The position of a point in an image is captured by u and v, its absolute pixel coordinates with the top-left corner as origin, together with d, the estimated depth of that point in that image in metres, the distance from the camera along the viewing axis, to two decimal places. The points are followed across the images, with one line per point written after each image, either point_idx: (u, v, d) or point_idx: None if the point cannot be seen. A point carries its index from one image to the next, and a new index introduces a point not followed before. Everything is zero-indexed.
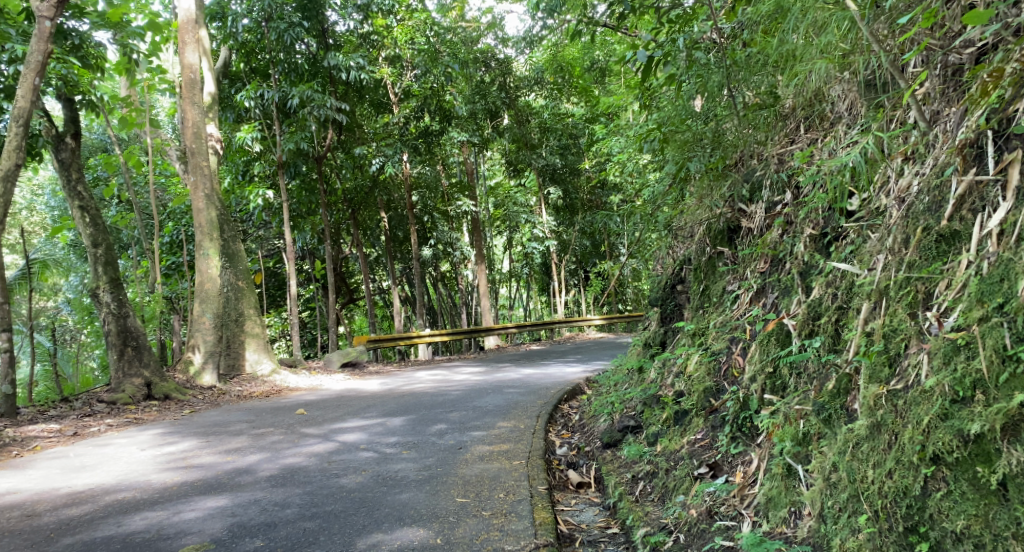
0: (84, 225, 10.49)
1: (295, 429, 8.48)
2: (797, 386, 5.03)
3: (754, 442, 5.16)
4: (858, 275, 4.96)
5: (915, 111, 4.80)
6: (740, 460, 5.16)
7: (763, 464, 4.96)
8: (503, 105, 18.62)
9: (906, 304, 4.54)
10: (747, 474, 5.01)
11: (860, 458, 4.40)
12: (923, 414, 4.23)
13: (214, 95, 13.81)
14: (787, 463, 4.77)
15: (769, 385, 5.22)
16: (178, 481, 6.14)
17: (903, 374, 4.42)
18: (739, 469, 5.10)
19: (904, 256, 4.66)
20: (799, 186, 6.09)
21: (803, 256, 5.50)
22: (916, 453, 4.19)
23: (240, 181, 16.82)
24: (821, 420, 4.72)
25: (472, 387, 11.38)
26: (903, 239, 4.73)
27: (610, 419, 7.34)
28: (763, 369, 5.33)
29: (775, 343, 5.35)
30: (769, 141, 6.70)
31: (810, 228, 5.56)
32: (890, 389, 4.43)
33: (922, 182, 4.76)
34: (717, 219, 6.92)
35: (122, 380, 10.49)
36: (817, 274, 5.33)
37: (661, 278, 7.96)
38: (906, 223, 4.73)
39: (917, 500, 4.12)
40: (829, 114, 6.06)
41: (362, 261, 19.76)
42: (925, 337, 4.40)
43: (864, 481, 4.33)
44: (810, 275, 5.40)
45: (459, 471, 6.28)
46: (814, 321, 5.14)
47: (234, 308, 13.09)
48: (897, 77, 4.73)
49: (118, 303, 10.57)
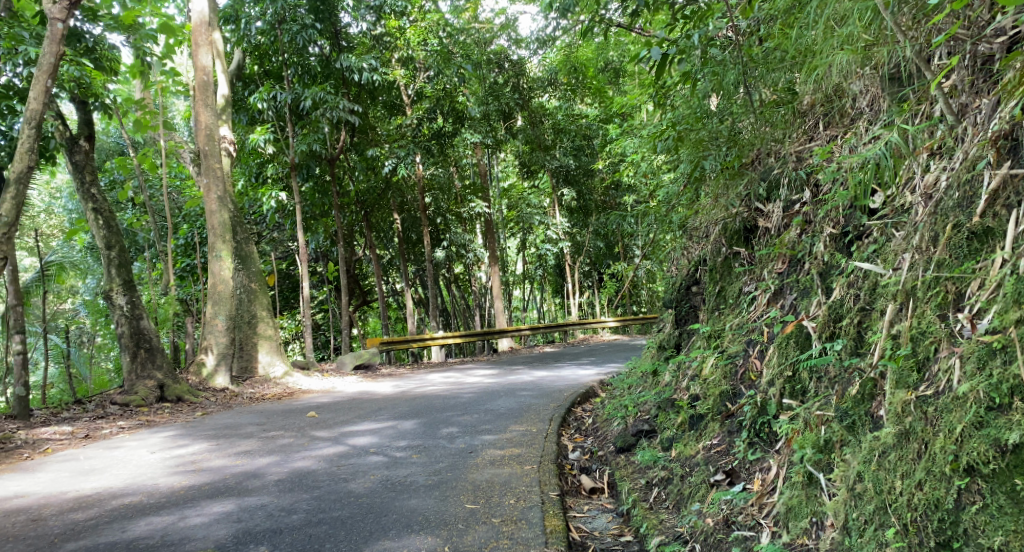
0: (98, 227, 10.41)
1: (305, 432, 8.37)
2: (818, 391, 4.87)
3: (772, 448, 5.01)
4: (881, 275, 4.80)
5: (943, 104, 4.63)
6: (757, 467, 5.01)
7: (782, 471, 4.81)
8: (517, 107, 18.57)
9: (935, 305, 4.39)
10: (765, 482, 4.85)
11: (887, 467, 4.26)
12: (956, 422, 4.09)
13: (228, 98, 13.72)
14: (808, 471, 4.62)
15: (789, 389, 5.07)
16: (185, 485, 6.04)
17: (933, 379, 4.27)
18: (757, 477, 4.94)
19: (933, 255, 4.50)
20: (818, 185, 5.94)
21: (823, 256, 5.34)
22: (948, 463, 4.05)
23: (254, 184, 16.75)
24: (844, 426, 4.57)
25: (485, 389, 11.26)
26: (931, 237, 4.56)
27: (624, 423, 7.19)
28: (782, 372, 5.17)
29: (795, 346, 5.19)
30: (787, 139, 6.54)
31: (830, 227, 5.40)
32: (919, 395, 4.28)
33: (951, 177, 4.60)
34: (733, 219, 6.76)
35: (134, 383, 10.42)
36: (838, 274, 5.17)
37: (676, 279, 7.82)
38: (935, 220, 4.57)
39: (950, 513, 3.99)
40: (850, 110, 5.90)
41: (376, 264, 19.65)
42: (957, 340, 4.25)
43: (891, 493, 4.19)
44: (830, 276, 5.24)
45: (469, 476, 6.15)
46: (835, 323, 4.98)
47: (246, 311, 13.01)
48: (923, 68, 4.54)
49: (132, 305, 10.51)
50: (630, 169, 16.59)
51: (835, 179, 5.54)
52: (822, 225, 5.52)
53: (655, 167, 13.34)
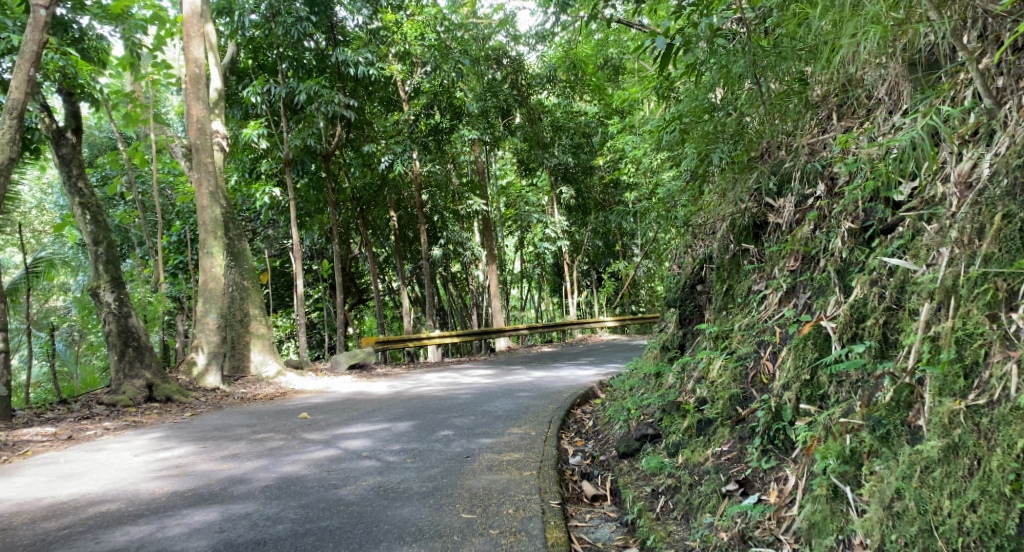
0: (84, 223, 10.08)
1: (296, 434, 8.10)
2: (843, 396, 4.60)
3: (788, 457, 4.74)
4: (913, 272, 4.55)
5: (983, 87, 4.42)
6: (773, 476, 4.75)
7: (801, 483, 4.55)
8: (515, 105, 18.27)
9: (983, 304, 4.17)
10: (784, 494, 4.59)
11: (931, 485, 4.01)
12: (1016, 436, 3.86)
13: (221, 91, 13.39)
14: (833, 483, 4.35)
15: (806, 394, 4.81)
16: (167, 492, 5.76)
17: (985, 387, 4.03)
18: (773, 488, 4.69)
19: (977, 249, 4.27)
20: (834, 177, 5.67)
21: (841, 252, 5.11)
22: (1008, 483, 3.81)
23: (248, 179, 16.40)
24: (876, 437, 4.30)
25: (482, 390, 10.98)
26: (975, 230, 4.32)
27: (626, 427, 6.91)
28: (798, 376, 4.90)
29: (812, 348, 4.91)
30: (798, 130, 6.36)
31: (848, 222, 5.15)
32: (968, 404, 4.05)
33: (997, 163, 4.37)
34: (741, 214, 6.47)
35: (122, 382, 10.11)
36: (859, 272, 4.93)
37: (679, 278, 7.54)
38: (979, 211, 4.33)
39: (1011, 540, 3.75)
40: (867, 101, 5.88)
41: (372, 262, 19.32)
42: (1012, 343, 4.03)
43: (938, 514, 3.95)
44: (849, 274, 5.00)
45: (466, 483, 5.88)
46: (858, 323, 4.72)
47: (238, 309, 12.69)
48: (963, 48, 4.32)
49: (119, 303, 10.20)
50: (631, 164, 16.31)
51: (854, 171, 5.31)
52: (840, 218, 5.26)
53: (657, 164, 13.05)
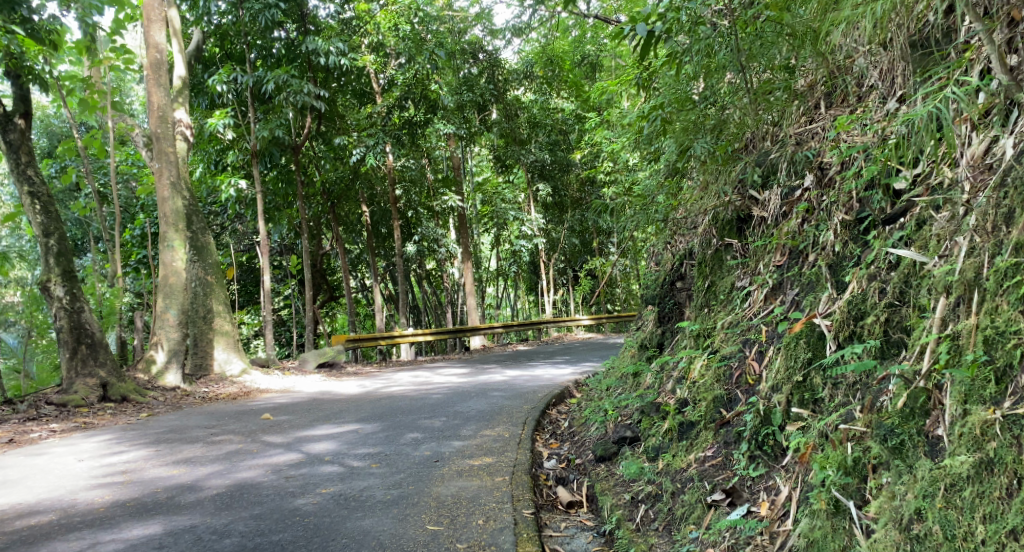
0: (34, 213, 9.66)
1: (255, 436, 7.71)
2: (841, 401, 4.32)
3: (778, 464, 4.46)
4: (925, 262, 4.25)
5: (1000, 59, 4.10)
6: (762, 485, 4.47)
7: (795, 494, 4.26)
8: (491, 100, 17.97)
9: (1015, 298, 3.82)
10: (776, 505, 4.30)
11: (958, 506, 3.68)
12: None
13: (185, 79, 12.91)
14: (833, 497, 4.05)
15: (797, 397, 4.53)
16: (106, 502, 5.38)
17: (1021, 393, 3.70)
18: (763, 498, 4.40)
19: (1005, 237, 3.94)
20: (824, 167, 5.27)
21: (834, 246, 4.83)
22: None
23: (213, 171, 15.99)
24: (887, 448, 3.99)
25: (454, 389, 10.63)
26: (1004, 215, 3.98)
27: (604, 429, 6.59)
28: (790, 378, 4.62)
29: (804, 347, 4.63)
30: (784, 120, 6.02)
31: (840, 214, 4.87)
32: (1004, 413, 3.70)
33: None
34: (724, 208, 6.17)
35: (73, 381, 9.70)
36: (852, 266, 4.66)
37: (658, 275, 7.27)
38: (1005, 195, 4.00)
39: None
40: (855, 90, 5.51)
41: (343, 258, 18.86)
42: None
43: (967, 540, 3.62)
44: (842, 268, 4.73)
45: (433, 490, 5.53)
46: (855, 322, 4.45)
47: (201, 306, 12.26)
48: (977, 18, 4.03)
49: (72, 297, 9.77)
50: (612, 161, 16.04)
51: (846, 159, 5.02)
52: (832, 210, 4.99)
53: (636, 161, 12.76)
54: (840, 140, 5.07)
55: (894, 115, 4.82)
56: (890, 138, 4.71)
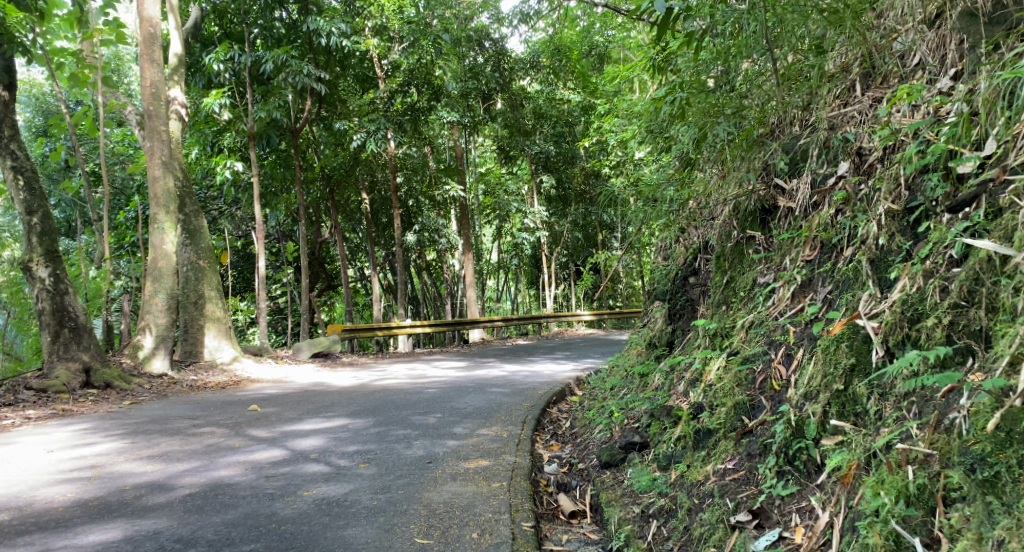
0: (17, 189, 9.23)
1: (239, 429, 7.28)
2: (894, 416, 3.88)
3: (813, 482, 4.03)
4: (1011, 255, 3.76)
5: None
6: (794, 506, 4.03)
7: (837, 521, 3.81)
8: (495, 90, 17.15)
9: None
10: (814, 533, 3.86)
11: None
12: None
13: (181, 57, 12.39)
14: (893, 532, 3.61)
15: (836, 408, 4.10)
16: (66, 503, 5.18)
17: None
18: (797, 523, 3.96)
19: None
20: (862, 154, 4.79)
21: (877, 238, 4.37)
22: None
23: (209, 153, 15.51)
24: (974, 481, 3.51)
25: (451, 383, 10.15)
26: None
27: (609, 432, 6.12)
28: (829, 386, 4.18)
29: (846, 351, 4.18)
30: (814, 102, 5.47)
31: (887, 203, 4.41)
32: None
33: None
34: (747, 197, 5.67)
35: (54, 365, 9.23)
36: (900, 262, 4.21)
37: (669, 269, 6.82)
38: None
39: None
40: (894, 72, 4.93)
41: (341, 246, 18.31)
42: None
43: None
44: (886, 264, 4.28)
45: (424, 496, 5.13)
46: (911, 324, 4.00)
47: (193, 290, 11.81)
48: None
49: (55, 279, 9.30)
50: (620, 153, 15.53)
51: (894, 142, 4.53)
52: (873, 200, 4.54)
53: (643, 155, 12.26)
54: (888, 121, 4.56)
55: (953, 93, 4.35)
56: (951, 119, 4.24)
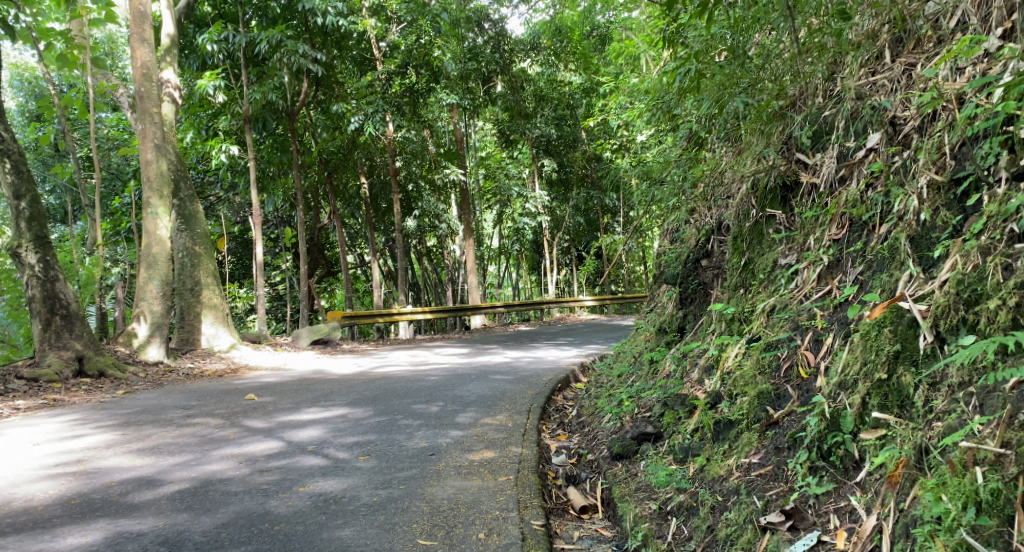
0: (3, 173, 8.90)
1: (234, 419, 7.00)
2: (947, 408, 3.59)
3: (853, 481, 3.75)
4: None
5: None
6: (832, 506, 3.75)
7: (888, 525, 3.53)
8: (496, 72, 16.72)
9: None
10: (860, 537, 3.58)
11: None
12: None
13: (174, 37, 11.99)
14: (964, 542, 3.29)
15: (877, 399, 3.82)
16: (48, 503, 4.93)
17: None
18: (838, 526, 3.68)
19: None
20: (897, 123, 4.47)
21: (919, 214, 4.08)
22: None
23: (205, 137, 15.12)
24: None
25: (452, 370, 9.84)
26: None
27: (619, 422, 5.80)
28: (869, 375, 3.89)
29: (889, 337, 3.90)
30: (839, 72, 5.09)
31: (932, 174, 4.10)
32: None
33: None
34: (766, 173, 5.29)
35: (46, 353, 8.93)
36: (950, 240, 3.91)
37: (678, 253, 6.46)
38: None
39: None
40: (931, 36, 4.55)
41: (339, 232, 17.94)
42: None
43: None
44: (933, 241, 3.98)
45: (427, 492, 4.84)
46: (969, 306, 3.69)
47: (189, 277, 11.48)
48: None
49: (45, 265, 8.98)
50: (623, 134, 15.17)
51: (935, 109, 4.22)
52: (912, 171, 4.24)
53: (648, 138, 11.89)
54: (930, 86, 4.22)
55: (1003, 53, 4.02)
56: (1005, 78, 3.90)
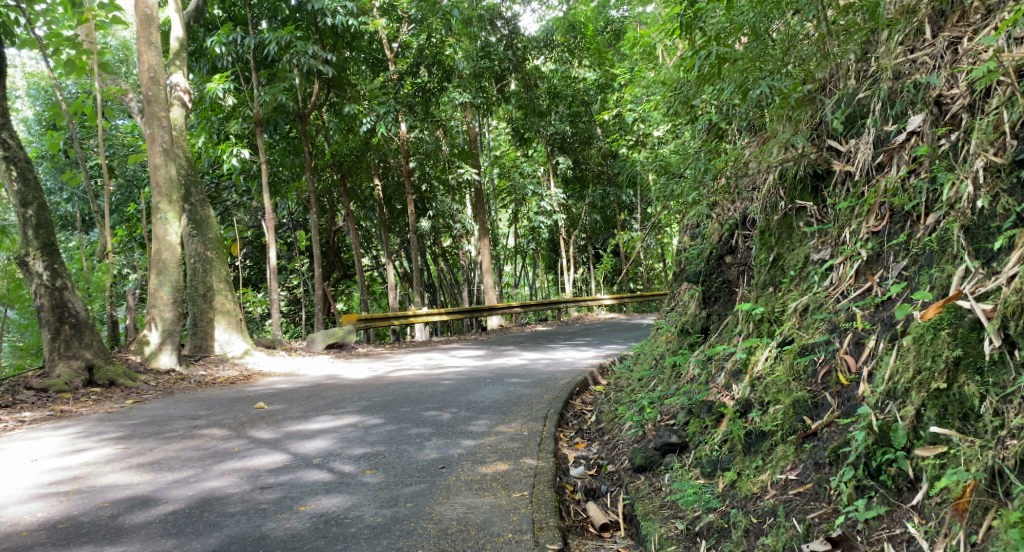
0: (10, 181, 8.63)
1: (240, 430, 6.70)
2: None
3: (911, 504, 3.40)
4: None
5: None
6: (888, 532, 3.40)
7: None
8: (509, 70, 16.34)
9: None
10: None
11: None
12: None
13: (182, 40, 11.60)
14: None
15: (935, 412, 3.45)
16: (34, 526, 4.62)
17: None
18: None
19: None
20: (943, 102, 4.08)
21: (975, 202, 3.71)
22: None
23: (215, 141, 14.81)
24: None
25: (466, 374, 9.48)
26: None
27: (640, 430, 5.42)
28: (924, 383, 3.52)
29: (946, 341, 3.53)
30: (874, 49, 4.68)
31: (990, 157, 3.73)
32: None
33: None
34: (795, 162, 4.89)
35: (55, 364, 8.64)
36: (1015, 229, 3.53)
37: (700, 249, 6.06)
38: None
39: None
40: (978, 8, 4.15)
41: (352, 234, 17.60)
42: None
43: None
44: (993, 232, 3.61)
45: (436, 510, 4.50)
46: None
47: (201, 282, 11.17)
48: None
49: (52, 273, 8.70)
50: (639, 128, 14.74)
51: (989, 84, 3.84)
52: (965, 154, 3.86)
53: (664, 131, 11.50)
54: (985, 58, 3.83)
55: None
56: None
